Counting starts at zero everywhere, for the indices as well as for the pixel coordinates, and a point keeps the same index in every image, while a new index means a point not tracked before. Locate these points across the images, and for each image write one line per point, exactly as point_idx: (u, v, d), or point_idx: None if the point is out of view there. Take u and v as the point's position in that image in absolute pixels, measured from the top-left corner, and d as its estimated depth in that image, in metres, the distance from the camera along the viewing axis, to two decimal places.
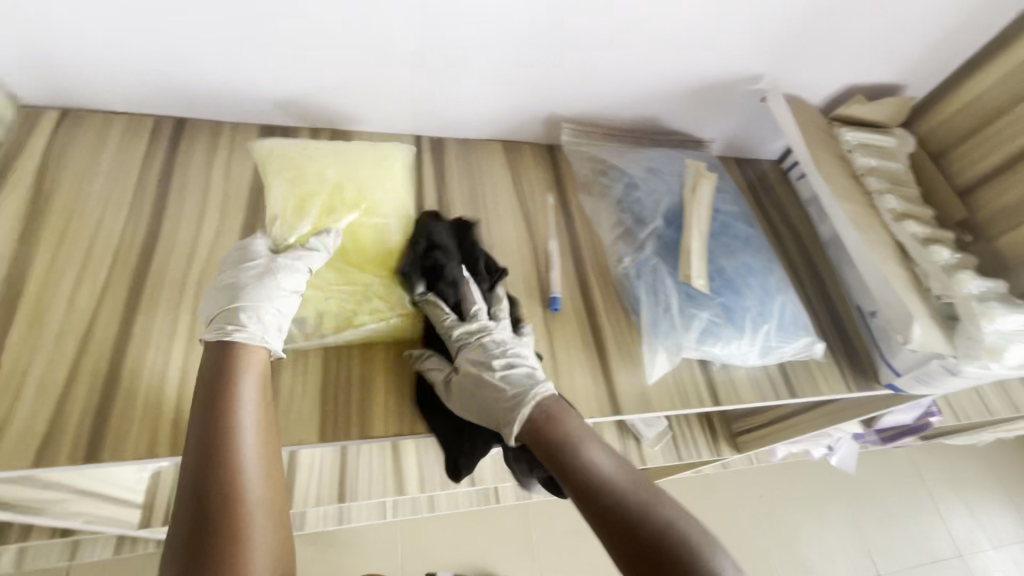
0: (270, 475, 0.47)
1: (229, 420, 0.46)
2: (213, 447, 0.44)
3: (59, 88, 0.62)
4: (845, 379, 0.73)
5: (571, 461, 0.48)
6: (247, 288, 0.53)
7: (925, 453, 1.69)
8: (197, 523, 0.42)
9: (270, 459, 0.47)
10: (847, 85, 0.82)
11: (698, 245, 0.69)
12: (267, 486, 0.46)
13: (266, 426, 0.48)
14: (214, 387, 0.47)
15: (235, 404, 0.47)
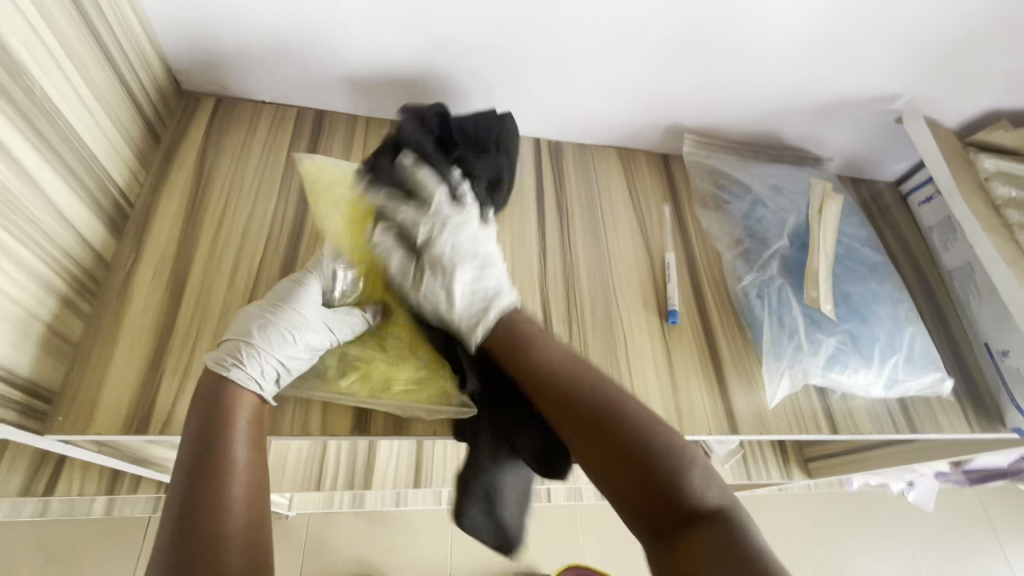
0: (258, 500, 0.43)
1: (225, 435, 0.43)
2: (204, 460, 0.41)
3: (221, 75, 0.66)
4: (968, 420, 0.68)
5: (532, 359, 0.51)
6: (266, 333, 0.49)
7: (1005, 502, 1.58)
8: (179, 535, 0.38)
9: (257, 483, 0.43)
10: (987, 111, 0.78)
11: (824, 267, 0.67)
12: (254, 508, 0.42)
13: (253, 436, 0.45)
14: (208, 406, 0.45)
15: (233, 422, 0.45)
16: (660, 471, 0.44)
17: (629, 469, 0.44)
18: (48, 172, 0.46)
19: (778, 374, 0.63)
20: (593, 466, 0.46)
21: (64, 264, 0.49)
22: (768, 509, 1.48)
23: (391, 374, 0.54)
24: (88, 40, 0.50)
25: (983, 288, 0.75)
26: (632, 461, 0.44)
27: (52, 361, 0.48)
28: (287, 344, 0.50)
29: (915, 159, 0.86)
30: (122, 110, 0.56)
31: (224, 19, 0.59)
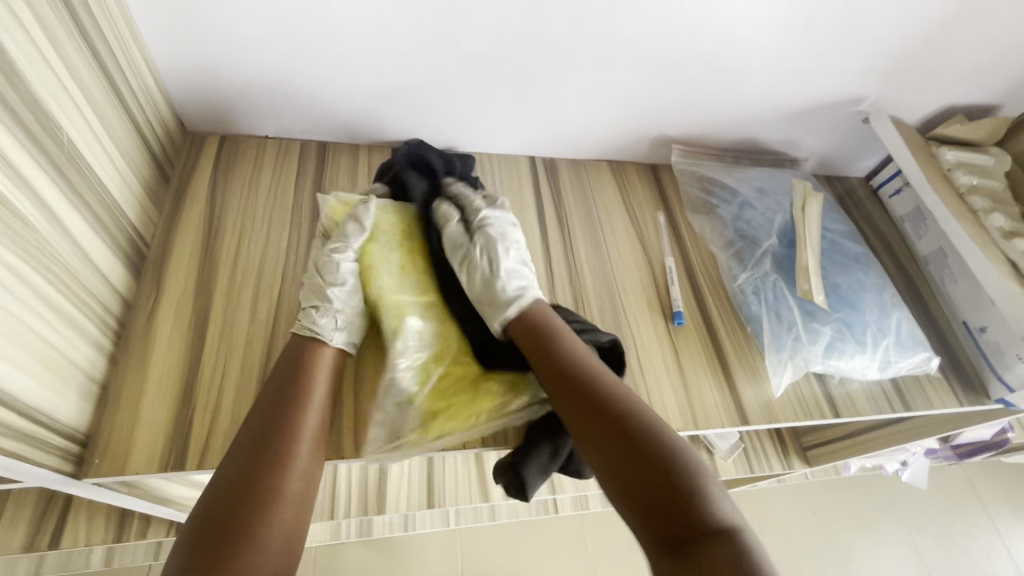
0: (311, 490, 0.46)
1: (299, 418, 0.48)
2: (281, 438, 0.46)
3: (226, 115, 0.68)
4: (955, 394, 0.73)
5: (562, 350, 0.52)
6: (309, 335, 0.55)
7: (989, 473, 1.65)
8: (255, 454, 0.45)
9: (313, 476, 0.47)
10: (943, 108, 0.85)
11: (812, 260, 0.72)
12: (307, 500, 0.46)
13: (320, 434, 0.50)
14: (290, 385, 0.50)
15: (310, 371, 0.52)
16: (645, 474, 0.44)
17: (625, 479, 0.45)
18: (81, 224, 0.47)
19: (781, 365, 0.67)
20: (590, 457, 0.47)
21: (94, 310, 0.49)
22: (769, 500, 1.52)
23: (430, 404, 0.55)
24: (110, 94, 0.51)
25: (956, 270, 0.79)
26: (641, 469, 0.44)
27: (86, 407, 0.48)
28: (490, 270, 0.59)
29: (882, 155, 0.92)
30: (138, 157, 0.57)
31: (234, 62, 0.62)
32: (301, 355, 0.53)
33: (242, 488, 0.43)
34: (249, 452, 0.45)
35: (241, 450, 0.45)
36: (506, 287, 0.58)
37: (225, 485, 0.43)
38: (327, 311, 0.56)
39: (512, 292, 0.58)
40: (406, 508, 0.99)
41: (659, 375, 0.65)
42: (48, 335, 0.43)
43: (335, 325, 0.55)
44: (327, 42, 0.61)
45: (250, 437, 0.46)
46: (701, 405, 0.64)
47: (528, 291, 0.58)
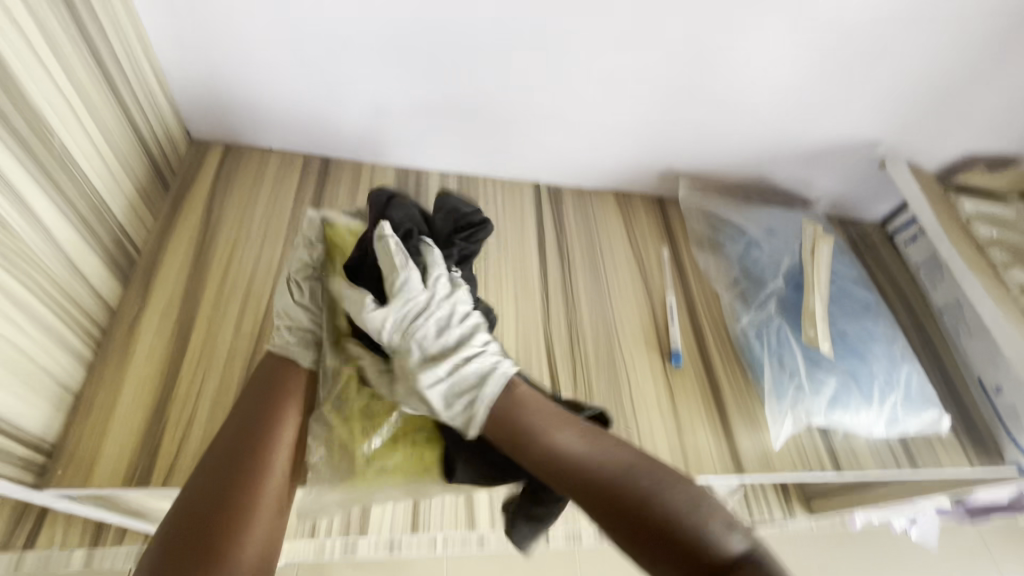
0: (279, 519, 0.45)
1: (271, 440, 0.47)
2: (253, 460, 0.45)
3: (231, 126, 0.68)
4: (968, 456, 0.69)
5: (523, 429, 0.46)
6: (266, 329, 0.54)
7: (1004, 535, 1.57)
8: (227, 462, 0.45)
9: (280, 504, 0.46)
10: (962, 156, 0.83)
11: (819, 305, 0.69)
12: (273, 529, 0.44)
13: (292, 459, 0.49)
14: (264, 405, 0.49)
15: (292, 385, 0.51)
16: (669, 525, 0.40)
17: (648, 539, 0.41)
18: (68, 228, 0.47)
19: (782, 414, 0.64)
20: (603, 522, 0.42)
21: (74, 315, 0.49)
22: (769, 549, 1.45)
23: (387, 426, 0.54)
24: (112, 100, 0.52)
25: (972, 325, 0.76)
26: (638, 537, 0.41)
27: (55, 414, 0.47)
28: (445, 348, 0.48)
29: (898, 200, 0.89)
30: (136, 163, 0.57)
31: (242, 74, 0.62)
32: (274, 380, 0.51)
33: (205, 512, 0.42)
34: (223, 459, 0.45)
35: (206, 469, 0.44)
36: (455, 406, 0.47)
37: (188, 505, 0.42)
38: (284, 324, 0.54)
39: (456, 413, 0.47)
40: (388, 533, 0.95)
41: (652, 417, 0.63)
42: (20, 340, 0.42)
43: (297, 341, 0.53)
44: (333, 58, 0.61)
45: (216, 457, 0.45)
46: (695, 451, 0.61)
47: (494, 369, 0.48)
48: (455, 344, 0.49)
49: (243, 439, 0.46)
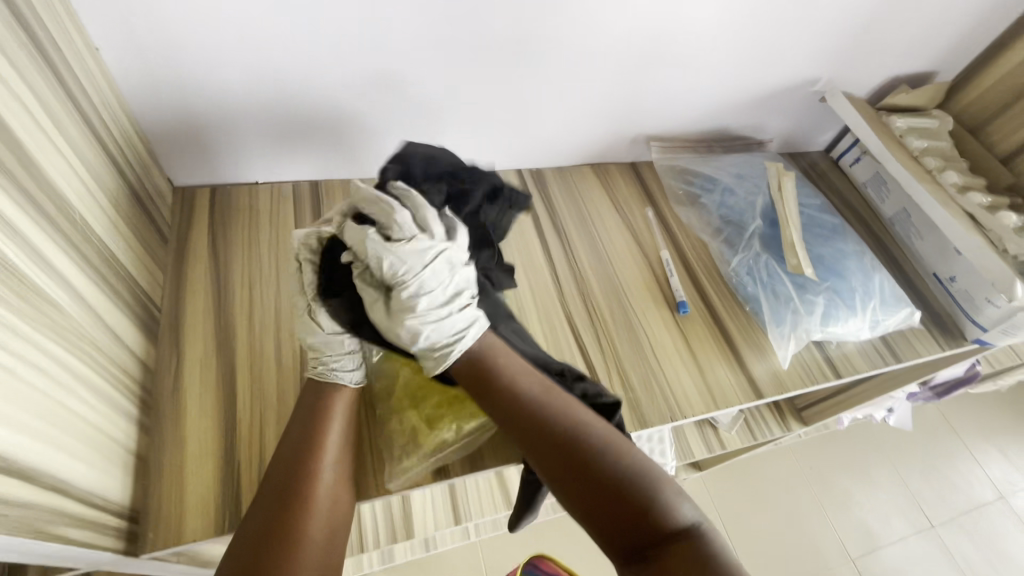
0: (332, 547, 0.48)
1: (316, 471, 0.49)
2: (298, 497, 0.47)
3: (215, 165, 0.68)
4: (937, 341, 0.79)
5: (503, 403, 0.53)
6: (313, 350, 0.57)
7: (961, 407, 1.78)
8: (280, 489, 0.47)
9: (333, 531, 0.48)
10: (888, 79, 0.92)
11: (796, 235, 0.77)
12: (327, 556, 0.47)
13: (341, 485, 0.51)
14: (306, 438, 0.51)
15: (333, 405, 0.54)
16: (639, 500, 0.46)
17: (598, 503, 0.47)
18: (102, 297, 0.46)
19: (784, 338, 0.71)
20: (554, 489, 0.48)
21: (124, 382, 0.49)
22: (769, 464, 1.59)
23: (430, 424, 0.57)
24: (106, 162, 0.51)
25: (920, 227, 0.85)
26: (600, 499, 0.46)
27: (129, 481, 0.47)
28: (450, 293, 0.57)
29: (838, 127, 0.98)
30: (137, 220, 0.57)
31: (222, 111, 0.62)
32: (317, 403, 0.53)
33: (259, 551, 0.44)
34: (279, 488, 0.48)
35: (262, 509, 0.46)
36: (434, 341, 0.55)
37: (243, 550, 0.44)
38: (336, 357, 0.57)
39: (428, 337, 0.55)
40: (433, 528, 0.99)
41: (675, 363, 0.69)
42: (90, 414, 0.42)
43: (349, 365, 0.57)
44: (313, 81, 0.62)
45: (267, 499, 0.47)
46: (718, 386, 0.68)
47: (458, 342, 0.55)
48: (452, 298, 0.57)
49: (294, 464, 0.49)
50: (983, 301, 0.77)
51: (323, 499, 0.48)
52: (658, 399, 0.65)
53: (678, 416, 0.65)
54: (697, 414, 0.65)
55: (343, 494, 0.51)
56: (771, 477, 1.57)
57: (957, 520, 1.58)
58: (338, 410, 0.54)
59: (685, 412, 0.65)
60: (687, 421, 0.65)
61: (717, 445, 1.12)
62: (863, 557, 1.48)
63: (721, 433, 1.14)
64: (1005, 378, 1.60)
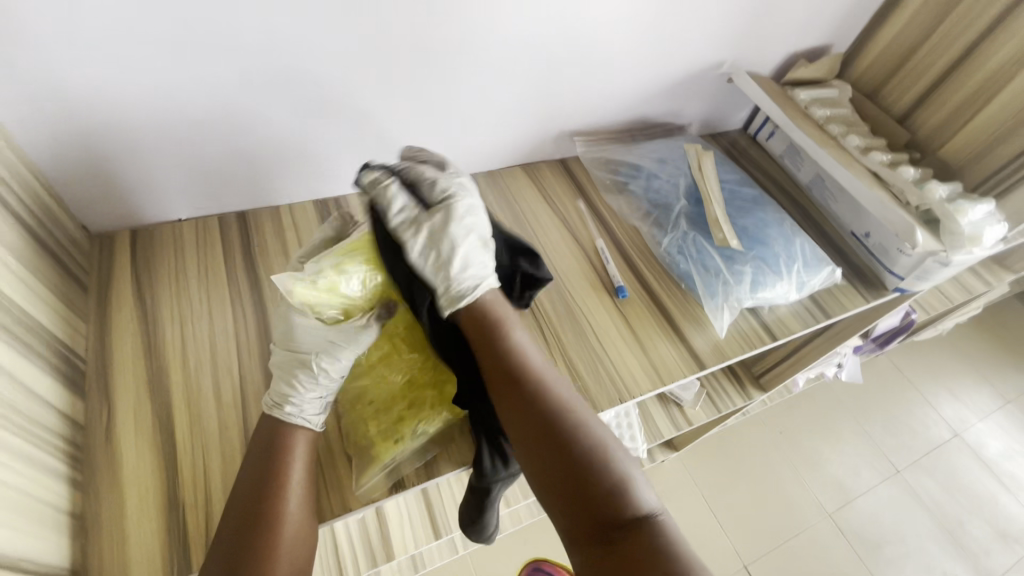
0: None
1: (279, 510, 0.47)
2: (258, 540, 0.45)
3: (131, 207, 0.66)
4: (861, 294, 0.85)
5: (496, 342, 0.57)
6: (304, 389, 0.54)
7: (908, 354, 1.88)
8: (235, 536, 0.45)
9: (298, 567, 0.47)
10: (788, 56, 0.98)
11: (720, 210, 0.80)
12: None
13: (307, 518, 0.49)
14: (262, 480, 0.48)
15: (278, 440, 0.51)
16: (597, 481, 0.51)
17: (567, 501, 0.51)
18: (12, 354, 0.45)
19: (719, 308, 0.75)
20: (526, 455, 0.53)
21: (50, 440, 0.47)
22: (738, 435, 1.64)
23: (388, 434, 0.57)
24: (6, 215, 0.49)
25: (834, 190, 0.90)
26: (565, 466, 0.51)
27: (66, 541, 0.46)
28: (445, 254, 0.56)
29: (750, 105, 1.04)
30: (50, 272, 0.55)
31: (130, 151, 0.61)
32: (274, 443, 0.51)
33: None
34: (235, 535, 0.46)
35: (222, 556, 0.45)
36: (461, 277, 0.57)
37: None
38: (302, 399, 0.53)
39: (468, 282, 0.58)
40: (414, 547, 0.98)
41: (618, 346, 0.71)
42: (11, 477, 0.41)
43: (318, 407, 0.55)
44: (223, 110, 0.61)
45: (223, 548, 0.45)
46: (662, 362, 0.70)
47: (483, 282, 0.58)
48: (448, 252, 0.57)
49: (246, 508, 0.47)
50: (896, 252, 0.82)
51: (287, 539, 0.47)
52: (606, 383, 0.67)
53: (626, 396, 0.67)
54: (644, 391, 0.67)
55: (309, 525, 0.49)
56: (743, 447, 1.62)
57: (918, 462, 1.66)
58: (300, 446, 0.52)
59: (632, 391, 0.67)
60: (635, 400, 0.67)
61: (683, 422, 1.15)
62: (837, 510, 1.54)
63: (686, 410, 1.17)
64: (942, 322, 1.71)
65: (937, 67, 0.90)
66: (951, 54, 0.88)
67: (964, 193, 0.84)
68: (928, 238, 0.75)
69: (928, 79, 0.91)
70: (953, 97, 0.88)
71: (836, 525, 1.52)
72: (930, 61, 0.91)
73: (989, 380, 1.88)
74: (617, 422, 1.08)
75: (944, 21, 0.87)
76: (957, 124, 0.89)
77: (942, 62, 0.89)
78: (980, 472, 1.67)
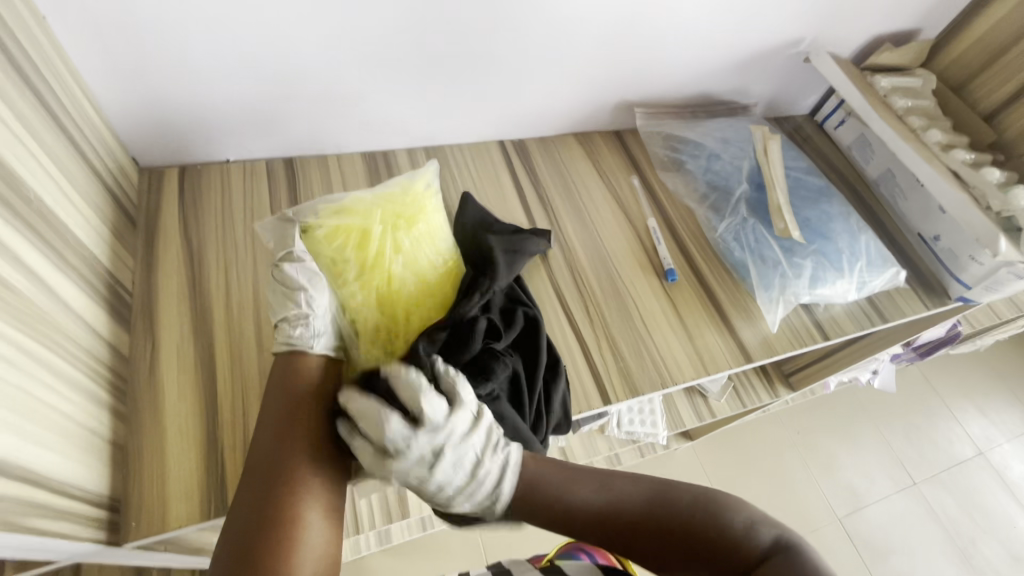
0: (336, 510, 0.46)
1: (305, 446, 0.46)
2: (289, 470, 0.44)
3: (180, 142, 0.65)
4: (922, 301, 0.80)
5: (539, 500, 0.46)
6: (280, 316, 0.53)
7: (943, 367, 1.82)
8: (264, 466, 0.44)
9: (333, 494, 0.46)
10: (872, 39, 0.91)
11: (784, 198, 0.76)
12: (329, 538, 0.44)
13: (334, 449, 0.48)
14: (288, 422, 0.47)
15: (304, 381, 0.50)
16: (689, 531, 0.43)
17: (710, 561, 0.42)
18: (65, 282, 0.44)
19: (773, 302, 0.71)
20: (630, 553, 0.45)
21: (96, 370, 0.47)
22: (757, 431, 1.61)
23: None
24: (64, 141, 0.48)
25: (906, 187, 0.85)
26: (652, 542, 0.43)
27: (107, 470, 0.46)
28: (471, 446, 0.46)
29: (823, 88, 0.97)
30: (102, 202, 0.54)
31: (184, 84, 0.59)
32: (296, 387, 0.49)
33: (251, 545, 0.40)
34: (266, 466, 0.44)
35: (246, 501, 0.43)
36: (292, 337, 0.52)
37: (239, 525, 0.42)
38: (300, 320, 0.52)
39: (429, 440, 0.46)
40: (429, 509, 0.98)
41: (663, 329, 0.68)
42: (58, 402, 0.40)
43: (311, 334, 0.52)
44: (279, 50, 0.59)
45: (256, 475, 0.44)
46: (709, 351, 0.68)
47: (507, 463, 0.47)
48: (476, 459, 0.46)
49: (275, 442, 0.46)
50: (967, 259, 0.77)
51: (314, 480, 0.45)
52: (649, 366, 0.65)
53: (668, 382, 0.65)
54: (687, 378, 0.65)
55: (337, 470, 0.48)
56: (762, 443, 1.60)
57: (940, 478, 1.62)
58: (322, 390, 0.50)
59: (675, 377, 0.65)
60: (677, 387, 0.65)
61: (706, 413, 1.13)
62: (850, 516, 1.52)
63: (712, 402, 1.14)
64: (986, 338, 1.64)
65: None
66: None
67: None
68: (1009, 246, 0.70)
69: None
70: None
71: (845, 531, 1.50)
72: None
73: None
74: (640, 407, 1.07)
75: None
76: None
77: None
78: (1004, 495, 1.63)
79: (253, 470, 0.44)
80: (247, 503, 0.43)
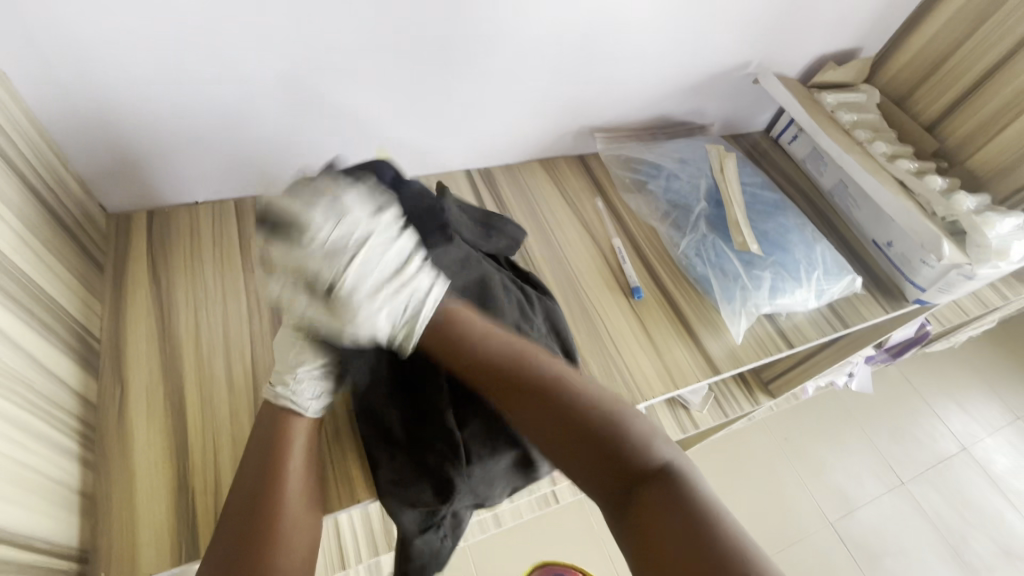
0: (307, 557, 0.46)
1: (279, 495, 0.46)
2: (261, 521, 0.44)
3: (147, 188, 0.66)
4: (880, 304, 0.83)
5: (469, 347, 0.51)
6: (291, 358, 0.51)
7: (918, 365, 1.86)
8: (241, 517, 0.45)
9: (306, 545, 0.46)
10: (816, 60, 0.96)
11: (741, 214, 0.79)
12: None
13: (309, 499, 0.48)
14: (266, 460, 0.47)
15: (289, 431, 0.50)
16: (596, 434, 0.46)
17: (684, 509, 0.42)
18: (34, 336, 0.45)
19: (737, 313, 0.73)
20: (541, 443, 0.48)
21: (64, 421, 0.47)
22: (742, 439, 1.63)
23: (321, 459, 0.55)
24: (28, 196, 0.49)
25: (858, 198, 0.89)
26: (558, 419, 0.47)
27: (76, 522, 0.46)
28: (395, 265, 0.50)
29: (774, 106, 1.02)
30: (68, 251, 0.55)
31: (150, 133, 0.60)
32: (272, 433, 0.49)
33: None
34: (244, 518, 0.45)
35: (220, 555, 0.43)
36: (301, 395, 0.51)
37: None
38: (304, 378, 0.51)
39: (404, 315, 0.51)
40: None
41: (633, 348, 0.70)
42: (25, 457, 0.41)
43: (313, 394, 0.52)
44: (243, 95, 0.61)
45: (231, 528, 0.44)
46: (676, 367, 0.69)
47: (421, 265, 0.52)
48: (401, 276, 0.50)
49: (253, 491, 0.46)
50: (919, 263, 0.80)
51: (286, 533, 0.45)
52: (618, 385, 0.66)
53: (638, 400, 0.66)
54: (656, 395, 0.67)
55: (312, 515, 0.48)
56: (748, 451, 1.61)
57: (925, 476, 1.64)
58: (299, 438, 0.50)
59: (644, 395, 0.66)
60: (645, 405, 0.66)
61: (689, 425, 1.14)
62: (839, 520, 1.53)
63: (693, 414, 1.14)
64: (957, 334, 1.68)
65: (970, 76, 0.88)
66: (985, 62, 0.85)
67: (993, 206, 0.82)
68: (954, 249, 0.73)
69: (959, 87, 0.89)
70: (986, 107, 0.86)
71: (838, 536, 1.50)
72: (964, 68, 0.88)
73: (999, 395, 1.85)
74: None
75: (979, 29, 0.85)
76: (988, 135, 0.87)
77: (976, 70, 0.87)
78: (987, 489, 1.65)
79: (229, 522, 0.45)
80: (220, 553, 0.43)
